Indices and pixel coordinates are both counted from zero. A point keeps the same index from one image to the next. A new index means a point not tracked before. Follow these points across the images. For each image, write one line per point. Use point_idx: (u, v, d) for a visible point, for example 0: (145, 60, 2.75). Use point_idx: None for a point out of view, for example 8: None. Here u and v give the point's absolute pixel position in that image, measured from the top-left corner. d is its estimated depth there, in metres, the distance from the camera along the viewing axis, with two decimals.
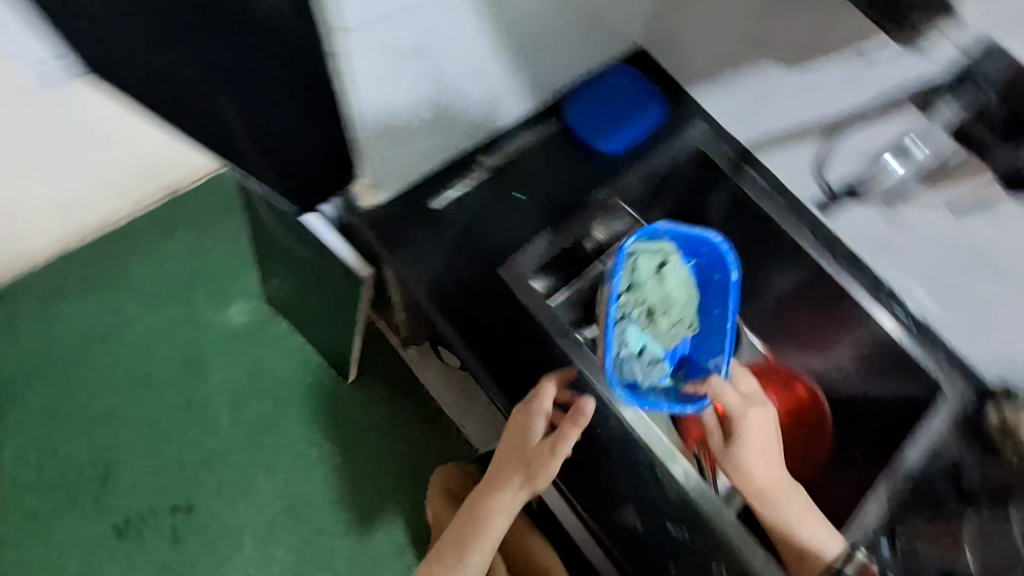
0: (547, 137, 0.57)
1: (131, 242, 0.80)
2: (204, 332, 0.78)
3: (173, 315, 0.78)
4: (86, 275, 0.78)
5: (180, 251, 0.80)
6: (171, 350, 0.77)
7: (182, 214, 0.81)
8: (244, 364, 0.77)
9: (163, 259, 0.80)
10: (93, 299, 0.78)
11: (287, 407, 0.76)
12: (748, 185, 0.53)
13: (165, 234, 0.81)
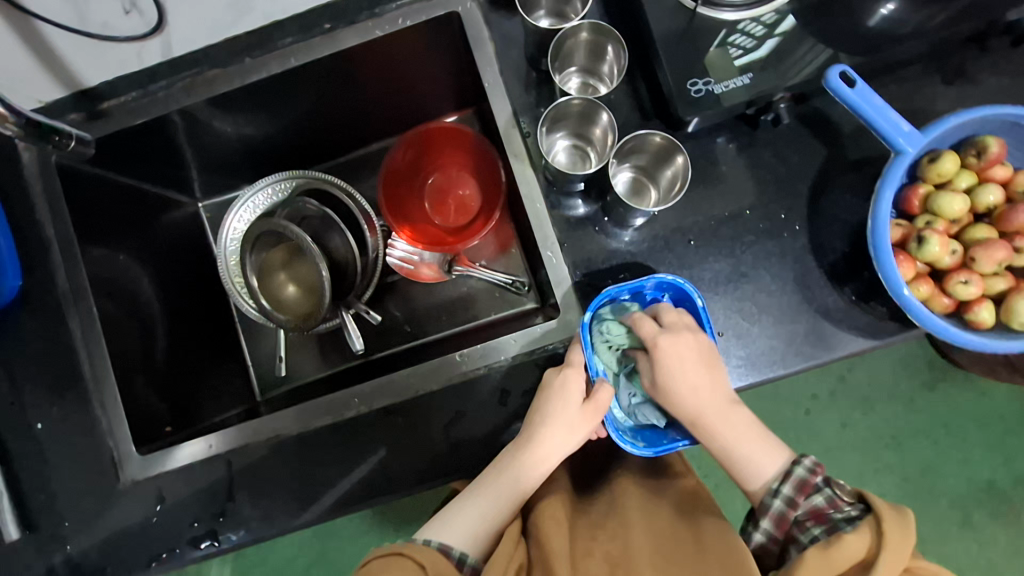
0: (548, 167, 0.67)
1: (33, 469, 0.70)
2: (208, 492, 0.70)
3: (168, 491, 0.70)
4: (52, 505, 0.70)
5: (84, 451, 0.71)
6: (186, 524, 0.69)
7: (32, 427, 0.71)
8: (265, 508, 0.69)
9: (97, 459, 0.70)
10: (35, 542, 0.69)
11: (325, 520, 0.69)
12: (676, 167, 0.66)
13: (82, 436, 0.71)
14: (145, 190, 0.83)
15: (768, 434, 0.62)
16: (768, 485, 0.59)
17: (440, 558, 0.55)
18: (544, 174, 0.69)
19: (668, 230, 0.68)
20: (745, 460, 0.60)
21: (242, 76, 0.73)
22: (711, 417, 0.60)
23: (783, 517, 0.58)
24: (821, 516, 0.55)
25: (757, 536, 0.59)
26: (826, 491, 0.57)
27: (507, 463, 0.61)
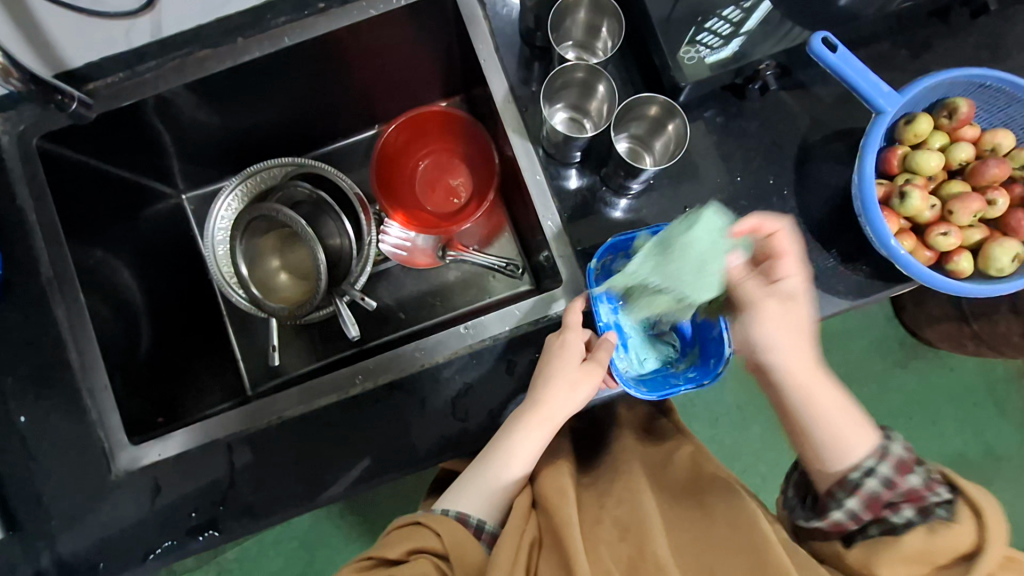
0: (546, 139, 0.68)
1: (17, 464, 0.67)
2: (207, 478, 0.67)
3: (164, 480, 0.67)
4: (37, 500, 0.66)
5: (73, 441, 0.68)
6: (183, 513, 0.67)
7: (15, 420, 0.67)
8: (268, 491, 0.67)
9: (88, 450, 0.68)
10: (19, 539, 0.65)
11: (329, 501, 0.68)
12: (674, 130, 0.68)
13: (71, 427, 0.68)
14: (126, 177, 0.81)
15: (859, 415, 0.60)
16: (858, 464, 0.57)
17: (457, 529, 0.56)
18: (541, 148, 0.71)
19: (663, 200, 0.71)
20: (834, 437, 0.59)
21: (233, 57, 0.73)
22: (807, 375, 0.59)
23: (875, 498, 0.56)
24: (918, 499, 0.55)
25: (838, 514, 0.57)
26: (921, 471, 0.57)
27: (511, 429, 0.61)
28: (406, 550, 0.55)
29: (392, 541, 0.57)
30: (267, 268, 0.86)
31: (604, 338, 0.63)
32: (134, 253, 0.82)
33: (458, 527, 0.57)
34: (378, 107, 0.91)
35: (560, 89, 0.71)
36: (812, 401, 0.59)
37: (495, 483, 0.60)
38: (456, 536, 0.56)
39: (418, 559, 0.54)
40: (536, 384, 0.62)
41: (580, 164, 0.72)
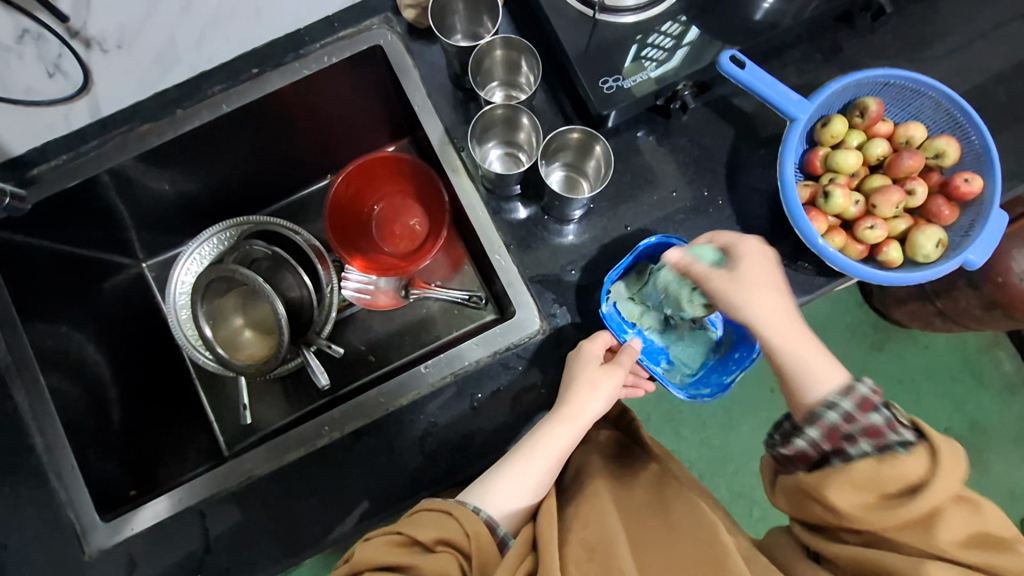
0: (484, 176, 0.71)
1: None
2: (181, 548, 0.67)
3: (139, 555, 0.67)
4: None
5: (43, 526, 0.67)
6: None
7: None
8: (244, 553, 0.67)
9: (57, 533, 0.67)
10: None
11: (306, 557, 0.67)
12: (600, 154, 0.71)
13: (39, 510, 0.68)
14: (84, 254, 0.82)
15: (831, 356, 0.61)
16: (824, 398, 0.58)
17: (483, 528, 0.57)
18: (480, 184, 0.74)
19: (606, 221, 0.73)
20: (805, 370, 0.60)
21: (173, 128, 0.74)
22: (786, 326, 0.62)
23: (835, 430, 0.56)
24: (877, 435, 0.54)
25: (801, 441, 0.58)
26: (884, 411, 0.55)
27: (542, 429, 0.63)
28: (437, 537, 0.55)
29: (422, 522, 0.57)
30: (230, 327, 0.87)
31: (627, 344, 0.67)
32: (96, 328, 0.82)
33: (481, 524, 0.57)
34: (326, 157, 0.93)
35: (486, 131, 0.74)
36: (801, 369, 0.60)
37: (519, 486, 0.61)
38: (480, 533, 0.56)
39: (444, 551, 0.54)
40: (566, 387, 0.65)
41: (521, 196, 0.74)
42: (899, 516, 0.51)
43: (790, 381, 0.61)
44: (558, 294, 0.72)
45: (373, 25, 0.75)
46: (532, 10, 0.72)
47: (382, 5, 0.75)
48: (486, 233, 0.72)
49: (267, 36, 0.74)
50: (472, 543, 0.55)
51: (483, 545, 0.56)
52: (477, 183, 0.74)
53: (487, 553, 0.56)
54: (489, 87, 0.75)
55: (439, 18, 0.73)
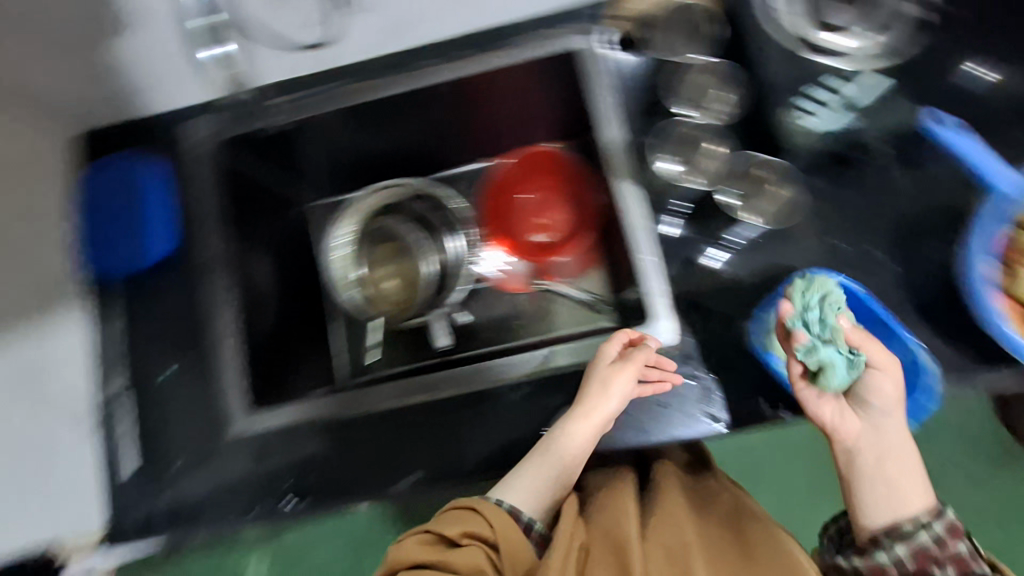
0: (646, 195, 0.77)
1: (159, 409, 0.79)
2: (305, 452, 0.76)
3: (270, 447, 0.76)
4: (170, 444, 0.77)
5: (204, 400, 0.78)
6: (280, 480, 0.75)
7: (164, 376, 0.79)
8: (357, 470, 0.74)
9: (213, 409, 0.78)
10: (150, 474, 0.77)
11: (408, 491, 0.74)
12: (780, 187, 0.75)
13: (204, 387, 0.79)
14: (280, 184, 0.91)
15: (920, 484, 0.67)
16: (915, 518, 0.65)
17: (508, 524, 0.65)
18: (642, 197, 0.77)
19: (762, 261, 0.74)
20: (903, 494, 0.67)
21: (385, 89, 0.83)
22: (892, 456, 0.68)
23: (923, 552, 0.63)
24: (963, 564, 0.62)
25: (881, 556, 0.64)
26: (968, 542, 0.64)
27: (557, 430, 0.71)
28: (466, 532, 0.65)
29: (447, 521, 0.66)
30: (378, 272, 0.94)
31: (646, 338, 0.73)
32: (269, 245, 0.90)
33: (512, 521, 0.66)
34: (504, 144, 0.97)
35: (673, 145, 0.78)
36: (866, 506, 0.67)
37: (543, 476, 0.69)
38: (510, 531, 0.65)
39: (468, 544, 0.63)
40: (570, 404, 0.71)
41: (678, 215, 0.77)
42: None
43: (858, 509, 0.68)
44: (699, 317, 0.74)
45: (576, 32, 0.81)
46: (733, 41, 0.75)
47: (599, 17, 0.81)
48: (639, 243, 0.75)
49: (485, 23, 0.83)
50: (503, 538, 0.64)
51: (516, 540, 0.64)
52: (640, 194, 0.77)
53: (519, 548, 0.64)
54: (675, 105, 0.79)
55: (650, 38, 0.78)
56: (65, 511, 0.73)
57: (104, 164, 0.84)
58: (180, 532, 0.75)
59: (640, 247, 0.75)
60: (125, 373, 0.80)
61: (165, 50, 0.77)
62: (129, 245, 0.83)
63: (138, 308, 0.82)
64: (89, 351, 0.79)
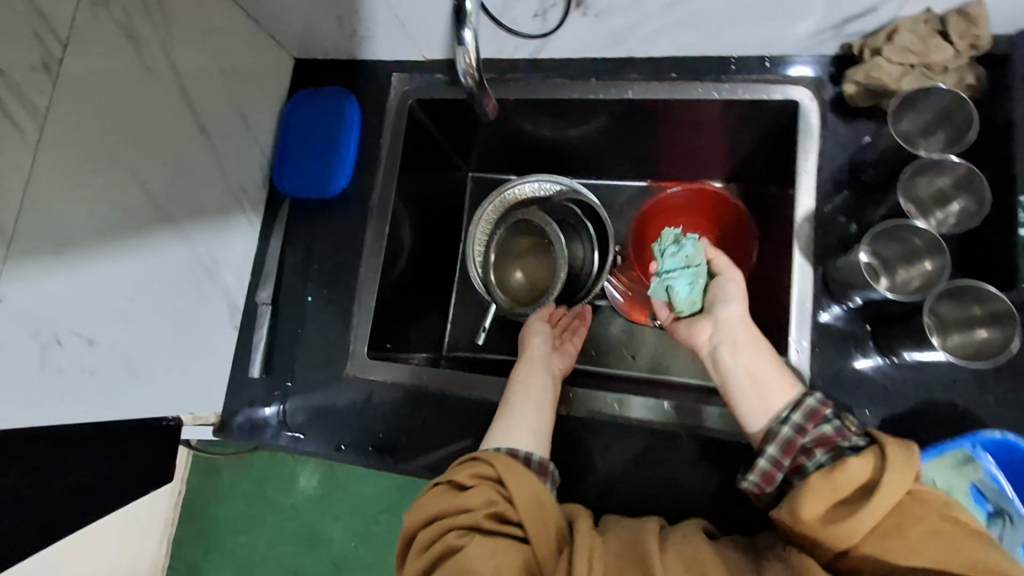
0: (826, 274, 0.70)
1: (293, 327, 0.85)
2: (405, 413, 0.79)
3: (376, 397, 0.80)
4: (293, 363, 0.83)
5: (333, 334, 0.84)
6: (377, 430, 0.79)
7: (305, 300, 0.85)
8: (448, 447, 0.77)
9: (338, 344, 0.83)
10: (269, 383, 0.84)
11: None
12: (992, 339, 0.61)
13: (336, 322, 0.84)
14: (445, 148, 0.98)
15: (786, 380, 0.67)
16: (778, 417, 0.64)
17: (508, 462, 0.62)
18: (818, 278, 0.71)
19: (932, 381, 0.66)
20: (758, 386, 0.67)
21: (584, 92, 0.81)
22: (746, 361, 0.68)
23: (791, 443, 0.61)
24: (828, 442, 0.59)
25: (763, 463, 0.62)
26: (835, 421, 0.60)
27: (502, 386, 0.77)
28: (474, 474, 0.61)
29: (460, 468, 0.63)
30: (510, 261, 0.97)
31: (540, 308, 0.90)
32: (423, 207, 0.96)
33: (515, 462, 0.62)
34: (663, 172, 0.97)
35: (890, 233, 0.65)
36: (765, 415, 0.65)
37: (514, 424, 0.69)
38: (516, 472, 0.60)
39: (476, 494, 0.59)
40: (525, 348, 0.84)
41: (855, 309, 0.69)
42: (862, 519, 0.50)
43: (764, 404, 0.66)
44: None
45: (802, 82, 0.74)
46: (986, 145, 0.66)
47: (823, 68, 0.74)
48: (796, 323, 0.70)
49: (702, 52, 0.77)
50: (509, 482, 0.60)
51: (526, 489, 0.59)
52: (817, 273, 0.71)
53: (534, 503, 0.59)
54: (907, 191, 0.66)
55: (881, 103, 0.70)
56: (196, 393, 0.79)
57: (307, 93, 0.90)
58: (280, 442, 0.81)
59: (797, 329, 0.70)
60: (272, 284, 0.85)
61: (383, 7, 0.78)
62: (304, 171, 0.87)
63: (296, 229, 0.88)
64: (249, 256, 0.87)
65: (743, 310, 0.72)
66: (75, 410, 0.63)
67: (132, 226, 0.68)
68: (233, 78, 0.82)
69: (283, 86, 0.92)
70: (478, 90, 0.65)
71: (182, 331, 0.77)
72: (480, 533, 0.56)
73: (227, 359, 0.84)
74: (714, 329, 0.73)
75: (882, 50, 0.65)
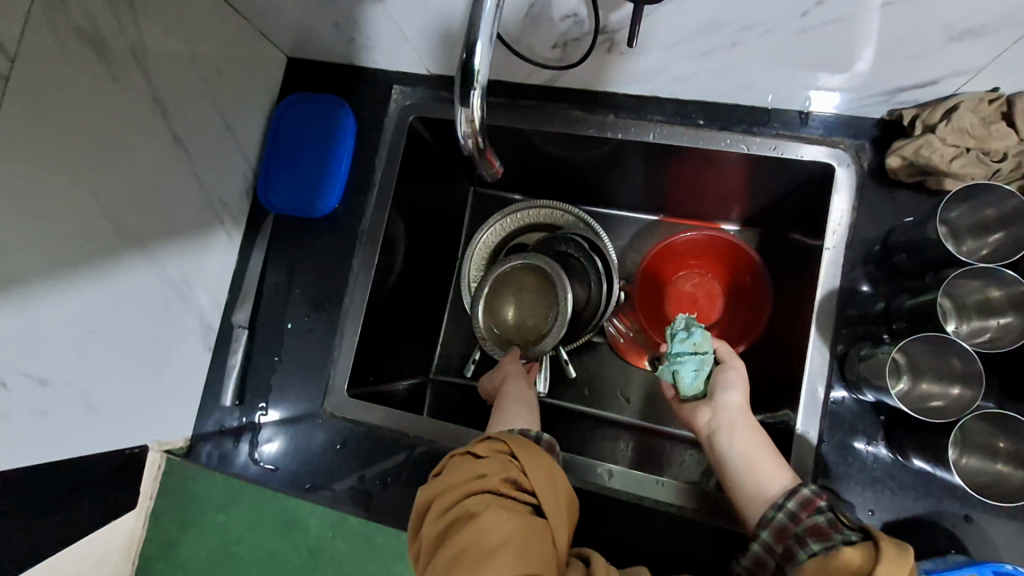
0: (839, 358, 0.65)
1: (273, 348, 0.81)
2: (381, 456, 0.76)
3: (354, 436, 0.77)
4: (275, 390, 0.80)
5: (314, 363, 0.80)
6: (353, 469, 0.76)
7: (288, 325, 0.81)
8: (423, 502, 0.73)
9: (317, 374, 0.80)
10: (243, 407, 0.80)
11: None
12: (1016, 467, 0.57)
13: (319, 349, 0.81)
14: (447, 164, 0.91)
15: (785, 464, 0.64)
16: (774, 503, 0.60)
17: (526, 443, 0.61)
18: (835, 363, 0.65)
19: (940, 488, 0.62)
20: (753, 474, 0.63)
21: (600, 128, 0.74)
22: (743, 447, 0.65)
23: (784, 530, 0.58)
24: (822, 534, 0.55)
25: (756, 549, 0.60)
26: (828, 512, 0.57)
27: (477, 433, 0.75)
28: (491, 448, 0.60)
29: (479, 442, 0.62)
30: None
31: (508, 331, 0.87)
32: (419, 226, 0.90)
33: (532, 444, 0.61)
34: (675, 207, 0.90)
35: (926, 339, 0.59)
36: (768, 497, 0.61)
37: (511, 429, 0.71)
38: (533, 451, 0.60)
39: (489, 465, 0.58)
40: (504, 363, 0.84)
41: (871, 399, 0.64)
42: None
43: (763, 491, 0.62)
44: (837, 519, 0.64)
45: (841, 144, 0.67)
46: None
47: (866, 131, 0.67)
48: (805, 413, 0.65)
49: (733, 99, 0.70)
50: (526, 458, 0.59)
51: (542, 467, 0.59)
52: (834, 354, 0.66)
53: (549, 481, 0.57)
54: (949, 288, 0.60)
55: (926, 180, 0.63)
56: (166, 419, 0.76)
57: (301, 98, 0.83)
58: (249, 473, 0.78)
59: (804, 421, 0.65)
60: (250, 306, 0.81)
61: (386, 16, 0.70)
62: (292, 186, 0.81)
63: (280, 246, 0.83)
64: (227, 271, 0.82)
65: (744, 398, 0.69)
66: (31, 450, 0.59)
67: (93, 251, 0.62)
68: (216, 81, 0.74)
69: (271, 86, 0.84)
70: (476, 154, 0.55)
71: (151, 355, 0.72)
72: (497, 497, 0.55)
73: (199, 381, 0.81)
74: (713, 414, 0.69)
75: (935, 128, 0.58)
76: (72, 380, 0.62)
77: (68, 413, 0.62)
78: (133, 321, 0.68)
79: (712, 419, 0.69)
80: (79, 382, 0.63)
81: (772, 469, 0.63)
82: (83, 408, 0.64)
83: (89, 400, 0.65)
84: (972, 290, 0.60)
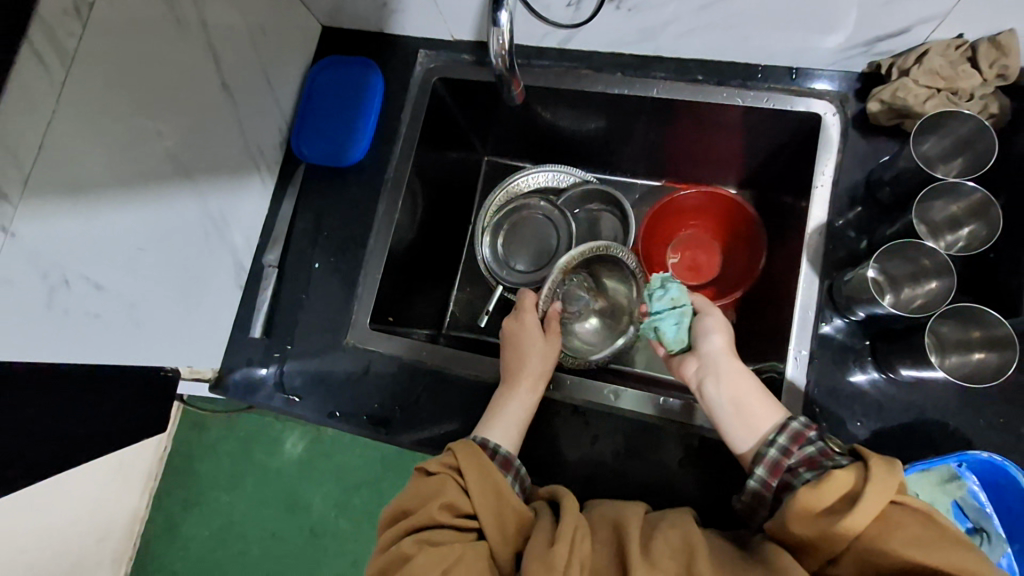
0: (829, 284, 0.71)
1: (299, 289, 0.87)
2: (401, 385, 0.81)
3: (374, 367, 0.82)
4: (299, 325, 0.85)
5: (338, 300, 0.86)
6: (373, 397, 0.81)
7: (314, 266, 0.87)
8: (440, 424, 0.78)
9: (341, 311, 0.85)
10: (271, 342, 0.85)
11: None
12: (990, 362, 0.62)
13: (342, 288, 0.86)
14: (464, 128, 0.98)
15: (770, 402, 0.67)
16: (765, 439, 0.63)
17: (471, 450, 0.65)
18: (825, 285, 0.71)
19: (922, 399, 0.67)
20: (742, 416, 0.66)
21: (608, 85, 0.81)
22: (733, 393, 0.67)
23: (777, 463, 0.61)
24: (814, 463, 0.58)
25: (754, 483, 0.62)
26: (818, 441, 0.60)
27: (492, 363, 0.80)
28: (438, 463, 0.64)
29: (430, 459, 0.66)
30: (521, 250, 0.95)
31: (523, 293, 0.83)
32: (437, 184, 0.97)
33: (478, 453, 0.65)
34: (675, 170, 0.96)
35: (906, 251, 0.65)
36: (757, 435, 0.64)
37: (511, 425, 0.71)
38: (472, 460, 0.63)
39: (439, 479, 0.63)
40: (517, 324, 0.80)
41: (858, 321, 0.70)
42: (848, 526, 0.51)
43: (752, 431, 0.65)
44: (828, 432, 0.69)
45: (827, 95, 0.74)
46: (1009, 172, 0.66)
47: (850, 83, 0.74)
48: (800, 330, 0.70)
49: (730, 56, 0.77)
50: (467, 472, 0.63)
51: (479, 481, 0.62)
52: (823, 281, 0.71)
53: (490, 491, 0.62)
54: (925, 207, 0.67)
55: (904, 123, 0.70)
56: (198, 348, 0.81)
57: (333, 61, 0.90)
58: (274, 402, 0.83)
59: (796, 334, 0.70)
60: (279, 248, 0.87)
61: None
62: (324, 138, 0.88)
63: (309, 195, 0.90)
64: (259, 216, 0.89)
65: (725, 342, 0.72)
66: (83, 350, 0.64)
67: (149, 174, 0.68)
68: (262, 39, 0.82)
69: (306, 50, 0.92)
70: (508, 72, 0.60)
71: (190, 285, 0.78)
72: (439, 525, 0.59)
73: (228, 317, 0.86)
74: (699, 364, 0.72)
75: (909, 71, 0.66)
76: (121, 293, 0.67)
77: (116, 324, 0.68)
78: (175, 249, 0.74)
79: (698, 370, 0.71)
80: (127, 296, 0.68)
81: (759, 411, 0.66)
82: (130, 322, 0.70)
83: (135, 315, 0.70)
84: (946, 206, 0.67)
